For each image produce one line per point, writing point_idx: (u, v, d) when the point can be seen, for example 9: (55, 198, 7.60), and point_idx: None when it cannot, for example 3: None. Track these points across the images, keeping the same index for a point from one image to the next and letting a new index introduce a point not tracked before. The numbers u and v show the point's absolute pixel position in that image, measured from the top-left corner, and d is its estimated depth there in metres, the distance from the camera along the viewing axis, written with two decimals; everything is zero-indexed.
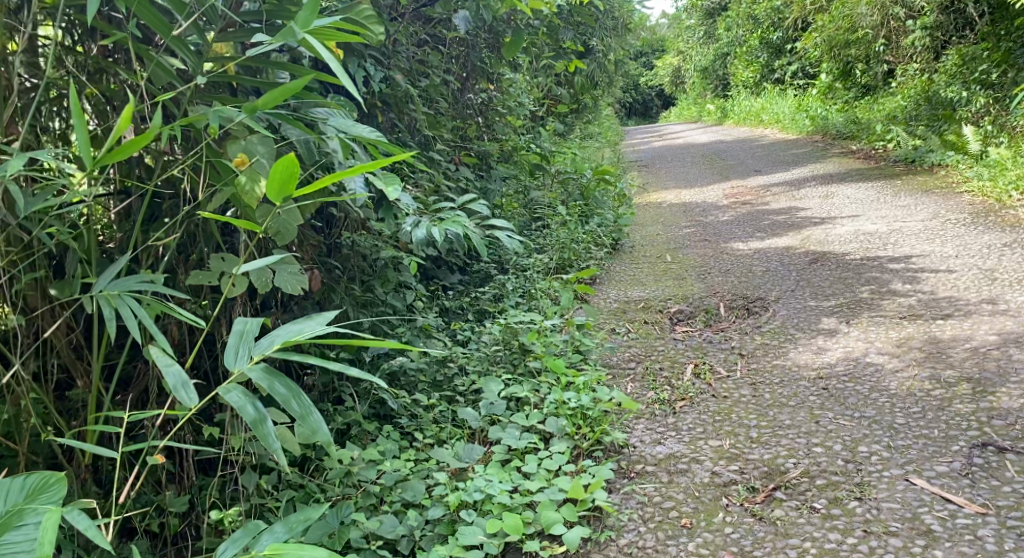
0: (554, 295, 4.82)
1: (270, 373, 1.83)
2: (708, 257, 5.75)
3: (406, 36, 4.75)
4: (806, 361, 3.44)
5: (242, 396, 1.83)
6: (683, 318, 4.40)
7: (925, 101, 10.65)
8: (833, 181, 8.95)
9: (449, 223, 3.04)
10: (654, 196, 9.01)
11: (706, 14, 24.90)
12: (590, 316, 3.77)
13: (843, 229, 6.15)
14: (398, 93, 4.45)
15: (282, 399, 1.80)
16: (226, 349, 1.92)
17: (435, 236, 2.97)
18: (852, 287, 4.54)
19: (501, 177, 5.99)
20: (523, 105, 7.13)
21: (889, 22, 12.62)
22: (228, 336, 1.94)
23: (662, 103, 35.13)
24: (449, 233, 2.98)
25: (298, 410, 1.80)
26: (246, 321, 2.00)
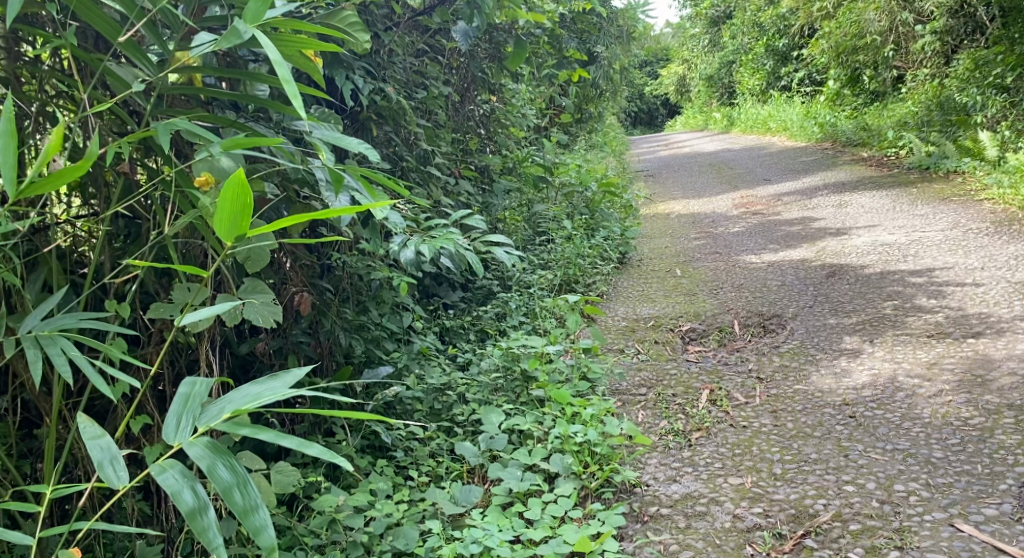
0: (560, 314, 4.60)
1: (213, 454, 1.58)
2: (720, 271, 5.52)
3: (401, 45, 4.55)
4: (829, 386, 3.21)
5: (179, 478, 1.59)
6: (695, 337, 4.17)
7: (936, 107, 10.42)
8: (846, 189, 8.73)
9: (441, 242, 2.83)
10: (662, 207, 8.80)
11: (711, 22, 24.77)
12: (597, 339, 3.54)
13: (860, 240, 5.91)
14: (392, 106, 4.25)
15: (223, 488, 1.55)
16: (168, 418, 1.66)
17: (424, 256, 2.76)
18: (873, 302, 4.30)
19: (504, 191, 5.80)
20: (525, 116, 6.94)
21: (898, 28, 12.40)
22: (171, 402, 1.68)
23: (667, 112, 34.98)
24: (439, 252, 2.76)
25: (241, 502, 1.55)
26: (194, 383, 1.73)
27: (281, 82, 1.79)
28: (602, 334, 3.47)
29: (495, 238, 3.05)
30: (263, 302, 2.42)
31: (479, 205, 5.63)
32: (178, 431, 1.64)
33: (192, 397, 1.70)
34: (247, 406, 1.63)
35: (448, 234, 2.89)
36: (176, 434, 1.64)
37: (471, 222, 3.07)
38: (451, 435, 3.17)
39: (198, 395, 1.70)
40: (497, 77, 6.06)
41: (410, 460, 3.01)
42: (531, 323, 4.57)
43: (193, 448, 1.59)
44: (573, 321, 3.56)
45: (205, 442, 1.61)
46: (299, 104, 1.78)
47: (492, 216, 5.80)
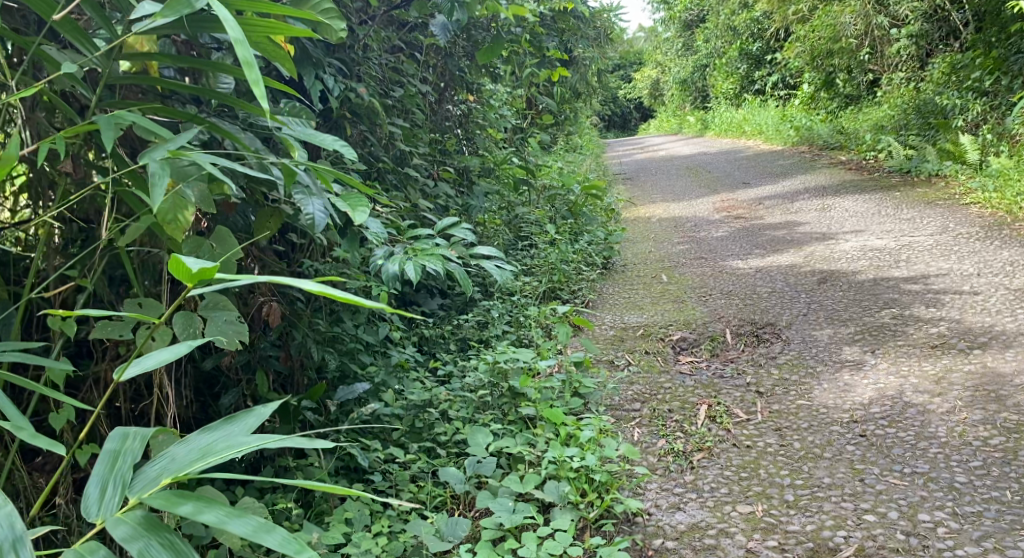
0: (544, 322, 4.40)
1: (145, 531, 1.31)
2: (706, 277, 5.35)
3: (377, 41, 4.34)
4: (834, 401, 3.04)
5: None
6: (686, 347, 4.01)
7: (914, 110, 10.37)
8: (828, 192, 8.61)
9: (428, 255, 2.60)
10: (642, 210, 8.63)
11: (684, 25, 24.74)
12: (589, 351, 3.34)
13: (848, 245, 5.78)
14: (368, 105, 4.04)
15: None
16: (90, 487, 1.38)
17: (410, 270, 2.53)
18: (869, 310, 4.15)
19: (485, 195, 5.59)
20: (504, 117, 6.74)
21: (873, 31, 12.39)
22: (97, 466, 1.41)
23: (641, 114, 34.98)
24: (428, 265, 2.53)
25: None
26: (126, 442, 1.46)
27: (240, 61, 1.52)
28: (594, 347, 3.27)
29: (482, 250, 2.86)
30: (228, 318, 2.09)
31: (458, 209, 5.42)
32: (103, 504, 1.36)
33: (121, 455, 1.44)
34: (186, 466, 1.35)
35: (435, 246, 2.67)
36: (100, 508, 1.36)
37: (457, 230, 2.88)
38: (433, 457, 2.95)
39: (128, 457, 1.43)
40: (475, 77, 5.86)
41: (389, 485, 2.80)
42: (515, 332, 4.36)
43: (120, 527, 1.32)
44: (562, 333, 3.36)
45: (135, 517, 1.34)
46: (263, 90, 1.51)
47: (472, 220, 5.59)
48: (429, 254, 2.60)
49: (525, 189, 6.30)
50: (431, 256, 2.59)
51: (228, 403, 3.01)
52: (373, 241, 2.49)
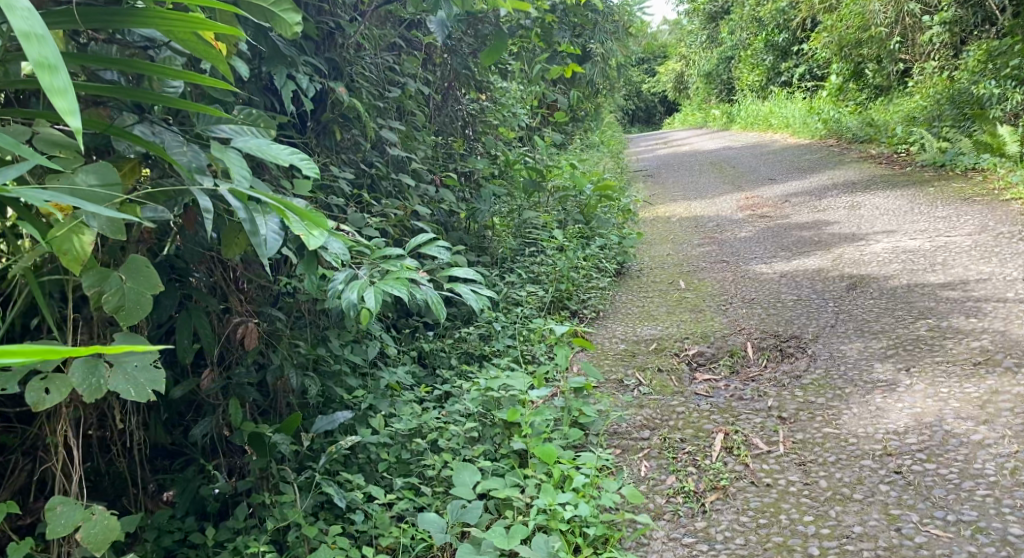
0: (551, 336, 4.13)
1: None
2: (727, 283, 5.05)
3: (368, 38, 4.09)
4: (865, 429, 2.73)
5: None
6: (703, 365, 3.73)
7: (947, 101, 9.94)
8: (857, 189, 8.23)
9: (391, 280, 2.35)
10: (662, 210, 8.31)
11: (708, 18, 24.30)
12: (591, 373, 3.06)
13: (879, 246, 5.44)
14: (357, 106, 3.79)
15: None
16: None
17: (370, 298, 2.29)
18: (902, 320, 3.83)
19: (493, 198, 5.33)
20: (516, 115, 6.47)
21: (903, 19, 11.96)
22: None
23: (665, 109, 34.56)
24: (391, 292, 2.29)
25: None
26: None
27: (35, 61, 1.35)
28: (597, 370, 2.98)
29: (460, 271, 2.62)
30: (136, 364, 1.94)
31: (464, 214, 5.16)
32: None
33: None
34: None
35: (404, 266, 2.42)
36: None
37: (432, 251, 2.65)
38: (419, 495, 2.69)
39: None
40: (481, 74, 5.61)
41: (368, 528, 2.55)
42: (519, 348, 4.08)
43: None
44: (562, 355, 3.06)
45: None
46: (67, 107, 1.36)
47: (478, 225, 5.33)
48: (396, 278, 2.35)
49: (536, 191, 6.02)
50: (396, 281, 2.34)
51: (197, 435, 2.77)
52: (331, 263, 2.24)
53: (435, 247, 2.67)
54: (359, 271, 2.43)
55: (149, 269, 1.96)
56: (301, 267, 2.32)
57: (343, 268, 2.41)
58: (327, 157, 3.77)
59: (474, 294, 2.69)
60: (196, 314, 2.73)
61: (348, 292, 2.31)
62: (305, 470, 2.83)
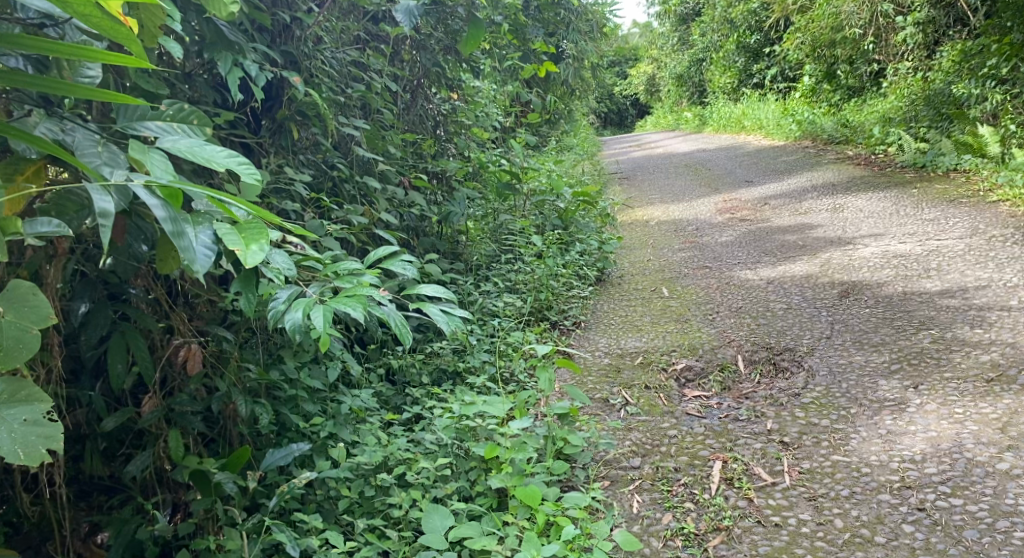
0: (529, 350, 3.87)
1: None
2: (712, 290, 4.81)
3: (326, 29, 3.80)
4: (876, 456, 2.49)
5: None
6: (691, 380, 3.49)
7: (923, 101, 9.80)
8: (838, 190, 8.04)
9: (345, 300, 2.06)
10: (640, 213, 8.07)
11: (680, 20, 24.18)
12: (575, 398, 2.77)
13: (867, 250, 5.23)
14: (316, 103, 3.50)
15: None
16: None
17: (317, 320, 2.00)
18: (902, 330, 3.60)
19: (467, 201, 5.05)
20: (488, 115, 6.20)
21: (877, 20, 11.85)
22: None
23: (637, 112, 34.49)
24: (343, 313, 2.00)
25: None
26: None
27: None
28: (583, 393, 2.71)
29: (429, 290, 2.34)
30: (24, 419, 1.64)
31: (435, 218, 4.88)
32: None
33: None
34: None
35: (361, 284, 2.13)
36: None
37: (397, 268, 2.37)
38: (383, 539, 2.40)
39: None
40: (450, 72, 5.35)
41: None
42: (496, 364, 3.80)
43: None
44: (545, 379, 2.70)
45: None
46: None
47: (450, 230, 5.05)
48: (352, 298, 2.08)
49: (510, 195, 5.75)
50: (352, 301, 2.06)
51: (133, 471, 2.49)
52: (274, 278, 2.02)
53: (399, 263, 2.39)
54: (310, 288, 2.14)
55: (36, 297, 1.70)
56: (239, 285, 2.04)
57: (292, 284, 2.12)
58: (283, 158, 3.49)
59: (443, 317, 2.42)
60: (130, 335, 2.47)
61: (292, 312, 2.03)
62: (257, 509, 2.55)
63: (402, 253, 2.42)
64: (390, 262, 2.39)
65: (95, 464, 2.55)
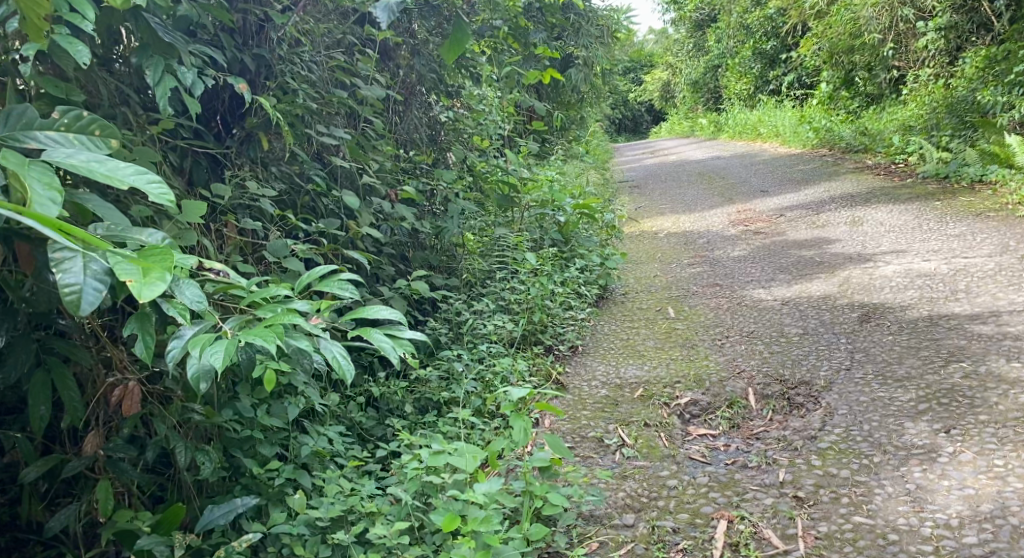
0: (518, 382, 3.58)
1: None
2: (721, 311, 4.50)
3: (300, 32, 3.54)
4: (905, 520, 2.21)
5: None
6: (695, 418, 3.18)
7: (945, 109, 9.43)
8: (856, 202, 7.69)
9: (260, 331, 1.89)
10: (649, 225, 7.75)
11: (695, 25, 23.82)
12: (557, 449, 2.46)
13: (889, 268, 4.89)
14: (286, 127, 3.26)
15: None
16: None
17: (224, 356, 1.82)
18: (928, 361, 3.28)
19: (463, 214, 4.78)
20: (490, 122, 5.93)
21: (896, 25, 11.51)
22: None
23: (652, 117, 34.13)
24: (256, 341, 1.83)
25: None
26: None
27: None
28: (565, 444, 2.43)
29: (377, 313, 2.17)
30: None
31: (429, 233, 4.61)
32: None
33: None
34: None
35: (283, 313, 1.97)
36: None
37: (335, 290, 2.17)
38: None
39: None
40: (448, 78, 5.10)
41: None
42: (483, 395, 3.51)
43: None
44: (519, 427, 2.44)
45: None
46: None
47: (447, 243, 4.78)
48: (269, 330, 1.90)
49: (510, 208, 5.46)
50: (267, 331, 1.88)
51: (56, 527, 2.21)
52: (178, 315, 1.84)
53: (339, 282, 2.19)
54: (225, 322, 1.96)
55: None
56: (136, 323, 1.87)
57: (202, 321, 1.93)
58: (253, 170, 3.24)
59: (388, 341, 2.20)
60: (56, 370, 2.15)
61: (195, 345, 1.85)
62: None
63: (343, 272, 2.22)
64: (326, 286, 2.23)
65: (33, 509, 2.28)
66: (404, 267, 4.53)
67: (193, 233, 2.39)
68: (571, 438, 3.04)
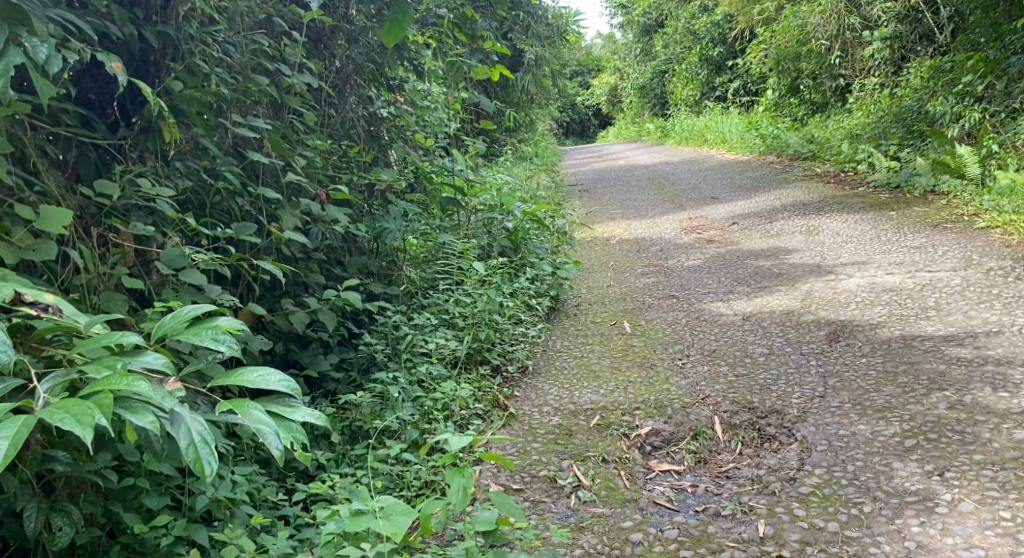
0: (461, 418, 3.21)
1: None
2: (680, 326, 4.18)
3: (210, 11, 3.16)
4: None
5: None
6: (657, 450, 2.86)
7: (894, 118, 9.33)
8: (810, 211, 7.48)
9: (79, 405, 1.63)
10: (600, 231, 7.44)
11: (642, 31, 23.70)
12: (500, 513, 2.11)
13: (851, 282, 4.64)
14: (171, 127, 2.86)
15: None
16: None
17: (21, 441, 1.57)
18: (909, 387, 3.01)
19: (404, 218, 4.42)
20: (434, 120, 5.57)
21: (843, 33, 11.43)
22: None
23: (599, 121, 33.99)
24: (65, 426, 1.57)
25: None
26: None
27: None
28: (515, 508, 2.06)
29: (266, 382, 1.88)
30: None
31: (366, 238, 4.23)
32: None
33: None
34: None
35: (121, 378, 1.69)
36: None
37: (208, 345, 1.86)
38: None
39: None
40: (388, 70, 4.75)
41: None
42: (421, 425, 3.15)
43: None
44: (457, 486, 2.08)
45: None
46: None
47: (386, 248, 4.40)
48: (90, 404, 1.64)
49: (454, 212, 5.09)
50: (84, 406, 1.62)
51: None
52: None
53: (212, 333, 1.89)
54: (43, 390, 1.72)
55: None
56: None
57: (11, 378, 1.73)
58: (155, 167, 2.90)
59: (269, 421, 1.85)
60: None
61: None
62: None
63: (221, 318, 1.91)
64: (197, 331, 1.89)
65: None
66: (338, 275, 4.14)
67: (55, 244, 2.25)
68: (520, 478, 2.69)
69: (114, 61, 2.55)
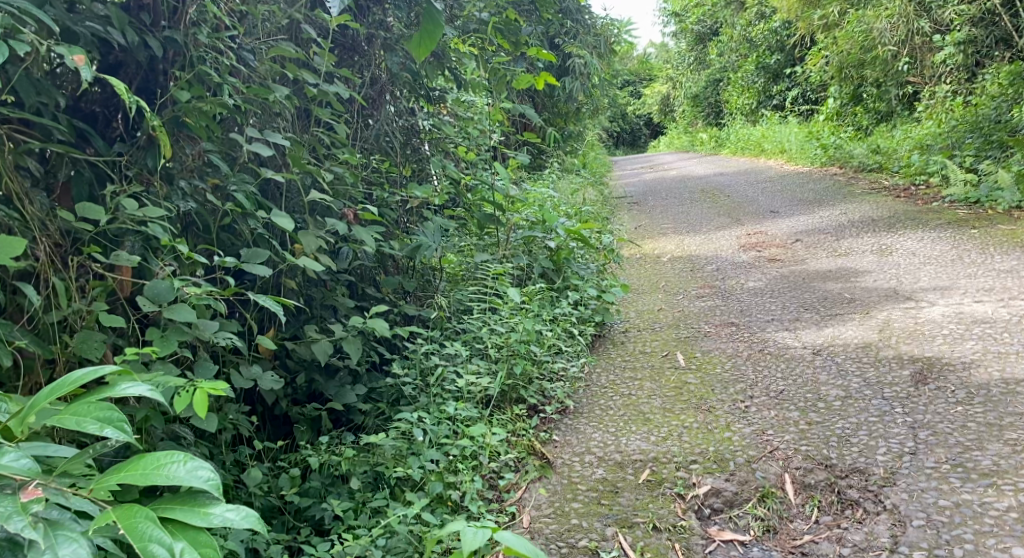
0: (492, 471, 2.87)
1: None
2: (741, 360, 3.76)
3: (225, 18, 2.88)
4: None
5: None
6: (720, 518, 2.49)
7: (969, 128, 8.75)
8: (879, 227, 6.97)
9: None
10: (650, 247, 7.02)
11: (696, 39, 23.11)
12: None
13: (934, 311, 4.17)
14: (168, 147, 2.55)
15: None
16: None
17: None
18: (1019, 445, 2.57)
19: (440, 234, 4.09)
20: (476, 131, 5.23)
21: (912, 38, 10.83)
22: None
23: (650, 130, 33.42)
24: None
25: None
26: None
27: None
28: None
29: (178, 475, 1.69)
30: None
31: (401, 256, 3.90)
32: None
33: None
34: None
35: None
36: None
37: (92, 430, 1.67)
38: None
39: None
40: (426, 80, 4.43)
41: None
42: (448, 474, 2.81)
43: None
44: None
45: None
46: None
47: (421, 264, 4.07)
48: None
49: (495, 230, 4.74)
50: None
51: None
52: None
53: (94, 415, 1.69)
54: None
55: None
56: None
57: None
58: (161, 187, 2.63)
59: (164, 539, 1.60)
60: None
61: None
62: None
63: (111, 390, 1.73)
64: (82, 420, 1.68)
65: None
66: (370, 299, 3.83)
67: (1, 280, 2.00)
68: (555, 548, 2.42)
69: (76, 53, 2.22)
